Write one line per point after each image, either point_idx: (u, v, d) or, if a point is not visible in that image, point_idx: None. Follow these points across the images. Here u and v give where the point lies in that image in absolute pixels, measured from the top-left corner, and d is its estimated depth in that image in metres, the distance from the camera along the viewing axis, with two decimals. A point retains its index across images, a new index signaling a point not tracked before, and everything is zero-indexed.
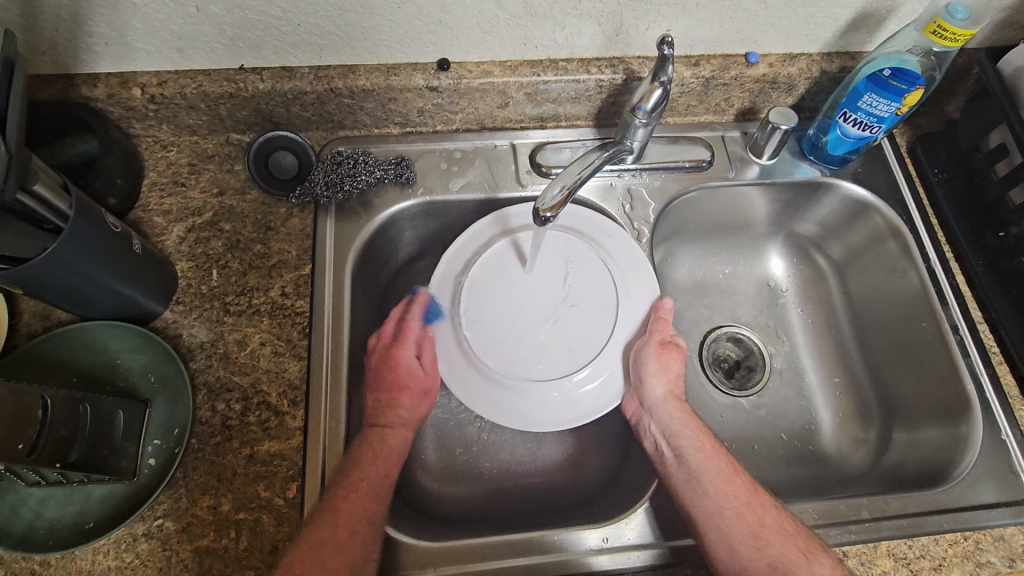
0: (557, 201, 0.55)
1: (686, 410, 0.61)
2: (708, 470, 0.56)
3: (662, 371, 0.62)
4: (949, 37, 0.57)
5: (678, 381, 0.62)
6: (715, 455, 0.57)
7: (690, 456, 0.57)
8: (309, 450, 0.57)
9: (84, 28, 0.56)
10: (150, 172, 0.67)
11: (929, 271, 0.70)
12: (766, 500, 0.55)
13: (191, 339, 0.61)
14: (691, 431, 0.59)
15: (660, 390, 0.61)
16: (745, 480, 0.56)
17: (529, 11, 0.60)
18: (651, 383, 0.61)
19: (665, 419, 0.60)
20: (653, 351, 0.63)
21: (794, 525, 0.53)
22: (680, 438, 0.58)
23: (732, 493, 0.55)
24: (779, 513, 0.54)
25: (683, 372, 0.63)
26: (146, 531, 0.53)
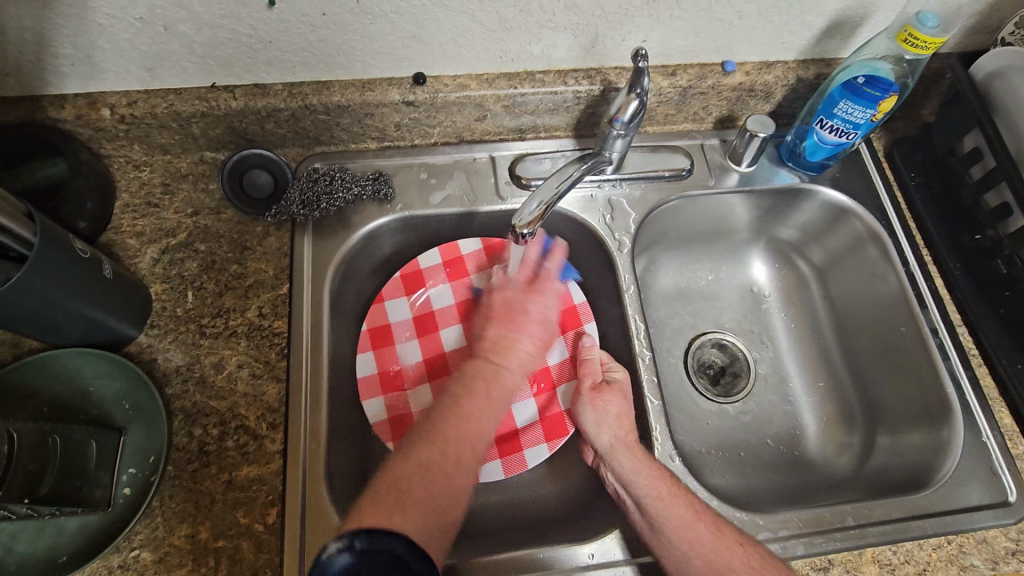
0: (535, 217, 0.55)
1: (640, 453, 0.60)
2: (670, 517, 0.55)
3: (604, 418, 0.63)
4: (919, 45, 0.58)
5: (621, 422, 0.63)
6: (675, 501, 0.56)
7: (652, 506, 0.56)
8: (288, 473, 0.56)
9: (49, 49, 0.55)
10: (122, 194, 0.66)
11: (907, 275, 0.71)
12: (732, 537, 0.54)
13: (167, 364, 0.60)
14: (646, 479, 0.57)
15: (607, 438, 0.62)
16: (709, 522, 0.55)
17: (504, 24, 0.60)
18: (595, 430, 0.63)
19: (622, 469, 0.59)
20: (587, 399, 0.65)
21: (765, 562, 0.53)
22: (637, 487, 0.57)
23: (698, 541, 0.54)
24: (746, 551, 0.53)
25: (625, 411, 0.64)
26: (122, 563, 0.52)
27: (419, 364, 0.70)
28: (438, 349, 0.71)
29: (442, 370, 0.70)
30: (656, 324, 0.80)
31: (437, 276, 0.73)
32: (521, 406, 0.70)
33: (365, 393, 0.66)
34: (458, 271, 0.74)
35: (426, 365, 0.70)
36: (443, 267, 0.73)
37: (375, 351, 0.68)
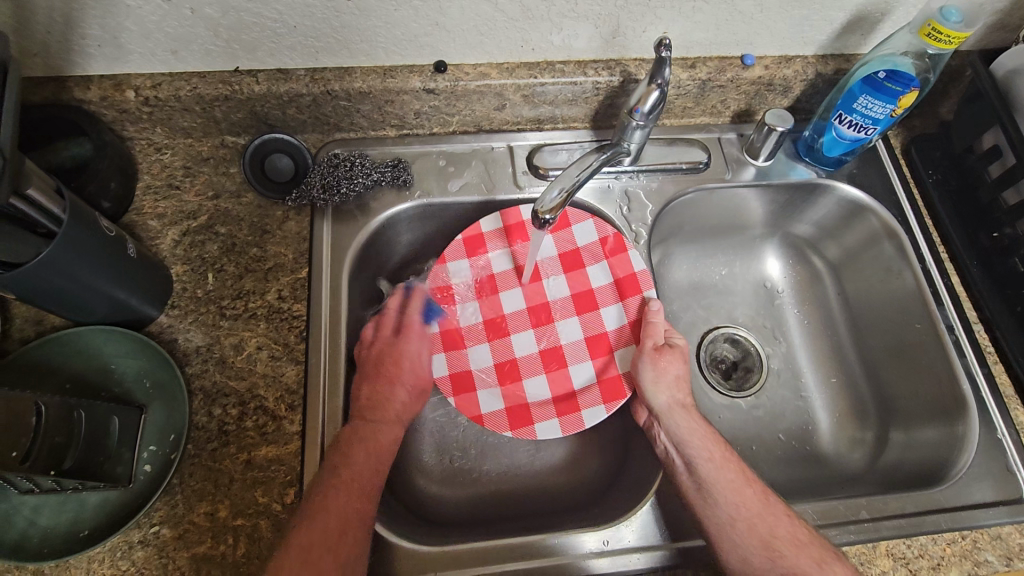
0: (556, 204, 0.56)
1: (696, 416, 0.60)
2: (720, 480, 0.55)
3: (661, 377, 0.61)
4: (942, 39, 0.58)
5: (679, 384, 0.62)
6: (727, 464, 0.56)
7: (701, 465, 0.56)
8: (306, 455, 0.57)
9: (77, 30, 0.56)
10: (143, 176, 0.67)
11: (924, 271, 0.71)
12: (778, 507, 0.54)
13: (188, 344, 0.60)
14: (699, 440, 0.58)
15: (663, 399, 0.60)
16: (757, 489, 0.55)
17: (527, 13, 0.60)
18: (652, 391, 0.61)
19: (676, 429, 0.59)
20: (648, 359, 0.62)
21: (806, 533, 0.53)
22: (690, 446, 0.58)
23: (745, 504, 0.54)
24: (791, 522, 0.54)
25: (682, 372, 0.62)
26: (141, 538, 0.52)
27: (477, 324, 0.68)
28: (499, 310, 0.69)
29: (502, 330, 0.68)
30: (670, 317, 0.80)
31: (496, 241, 0.70)
32: (580, 371, 0.66)
33: (431, 350, 0.66)
34: (517, 236, 0.70)
35: (487, 325, 0.68)
36: (502, 232, 0.70)
37: (434, 308, 0.68)
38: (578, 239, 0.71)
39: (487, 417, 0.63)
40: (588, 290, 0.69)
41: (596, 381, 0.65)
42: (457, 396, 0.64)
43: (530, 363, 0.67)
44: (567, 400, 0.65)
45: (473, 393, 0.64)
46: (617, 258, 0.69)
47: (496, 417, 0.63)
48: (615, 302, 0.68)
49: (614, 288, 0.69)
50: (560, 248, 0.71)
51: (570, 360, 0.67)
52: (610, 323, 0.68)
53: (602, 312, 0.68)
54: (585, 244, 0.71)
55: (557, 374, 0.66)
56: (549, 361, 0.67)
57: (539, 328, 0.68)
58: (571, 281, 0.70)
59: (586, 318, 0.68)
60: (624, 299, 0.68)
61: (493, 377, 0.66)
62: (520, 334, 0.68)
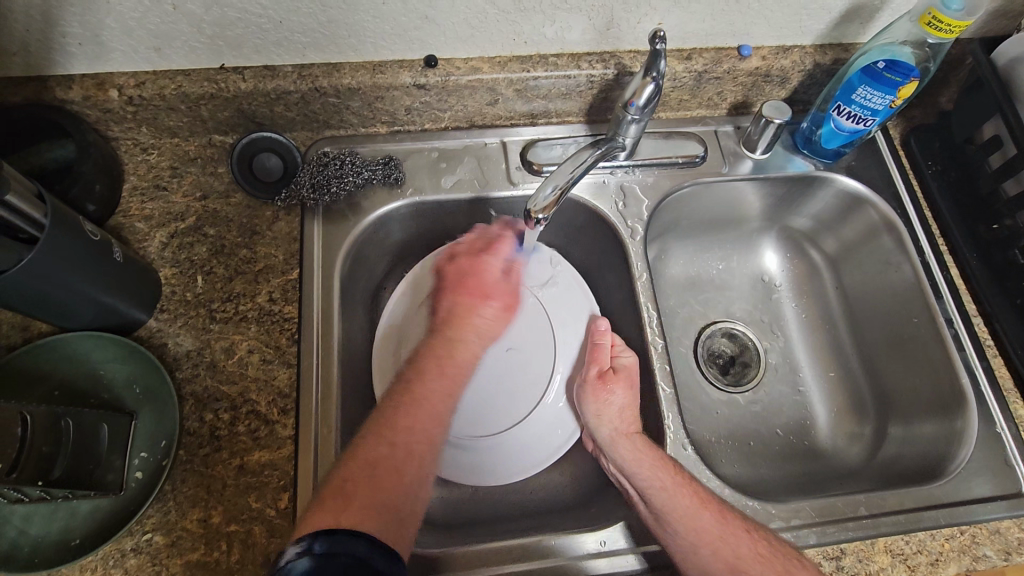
0: (549, 202, 0.55)
1: (641, 442, 0.58)
2: (671, 509, 0.54)
3: (603, 407, 0.61)
4: (944, 28, 0.56)
5: (624, 415, 0.61)
6: (678, 491, 0.55)
7: (653, 495, 0.55)
8: (299, 459, 0.56)
9: (56, 28, 0.54)
10: (129, 177, 0.65)
11: (923, 264, 0.70)
12: (736, 524, 0.53)
13: (177, 348, 0.59)
14: (647, 469, 0.56)
15: (606, 430, 0.60)
16: (713, 510, 0.54)
17: (518, 5, 0.59)
18: (598, 422, 0.61)
19: (619, 459, 0.58)
20: (591, 389, 0.62)
21: (768, 548, 0.52)
22: (636, 478, 0.56)
23: (703, 529, 0.53)
24: (752, 536, 0.53)
25: (628, 402, 0.61)
26: (134, 546, 0.52)
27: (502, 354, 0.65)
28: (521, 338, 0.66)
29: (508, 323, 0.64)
30: (667, 313, 0.79)
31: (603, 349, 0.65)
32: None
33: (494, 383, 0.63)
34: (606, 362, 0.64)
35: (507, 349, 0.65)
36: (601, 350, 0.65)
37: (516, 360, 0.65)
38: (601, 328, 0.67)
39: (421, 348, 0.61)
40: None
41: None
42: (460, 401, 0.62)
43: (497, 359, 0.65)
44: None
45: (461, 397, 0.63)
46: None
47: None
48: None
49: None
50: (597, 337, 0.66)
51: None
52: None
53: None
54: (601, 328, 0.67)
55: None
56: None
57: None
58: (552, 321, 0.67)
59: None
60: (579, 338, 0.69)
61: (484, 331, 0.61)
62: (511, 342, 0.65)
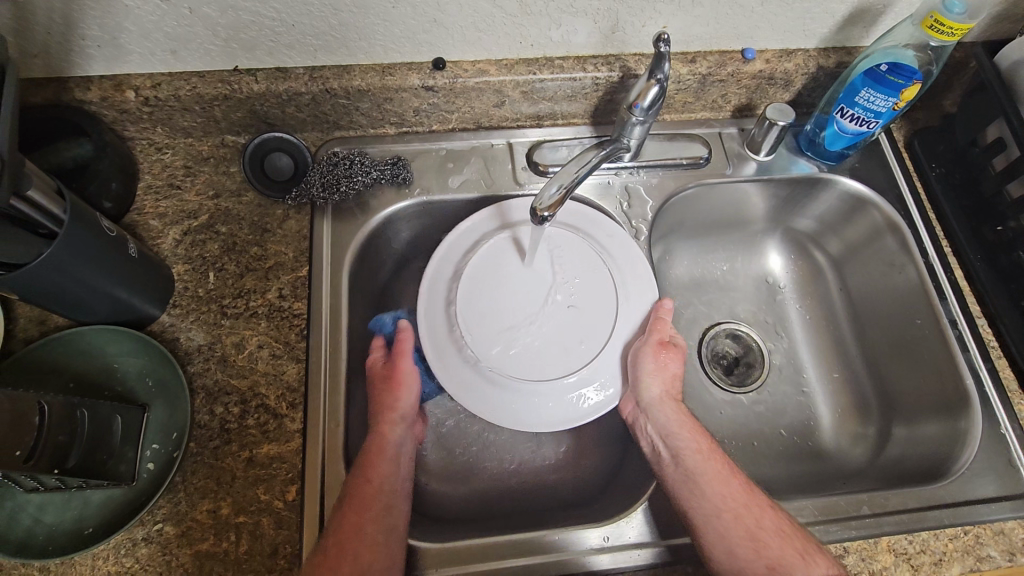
0: (554, 201, 0.55)
1: (682, 411, 0.61)
2: (705, 471, 0.55)
3: (659, 370, 0.61)
4: (945, 31, 0.57)
5: (673, 381, 0.62)
6: (712, 457, 0.57)
7: (688, 457, 0.57)
8: (307, 452, 0.57)
9: (76, 31, 0.56)
10: (144, 176, 0.67)
11: (927, 266, 0.70)
12: (762, 498, 0.54)
13: (189, 343, 0.60)
14: (687, 432, 0.58)
15: (655, 390, 0.61)
16: (742, 481, 0.55)
17: (525, 9, 0.60)
18: (649, 382, 0.61)
19: (661, 420, 0.60)
20: (650, 351, 0.62)
21: (792, 525, 0.53)
22: (678, 439, 0.58)
23: (730, 495, 0.54)
24: (776, 513, 0.54)
25: (679, 372, 0.63)
26: (145, 535, 0.53)
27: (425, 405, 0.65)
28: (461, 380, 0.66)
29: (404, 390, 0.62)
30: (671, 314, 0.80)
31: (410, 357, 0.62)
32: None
33: None
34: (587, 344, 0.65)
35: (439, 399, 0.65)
36: None
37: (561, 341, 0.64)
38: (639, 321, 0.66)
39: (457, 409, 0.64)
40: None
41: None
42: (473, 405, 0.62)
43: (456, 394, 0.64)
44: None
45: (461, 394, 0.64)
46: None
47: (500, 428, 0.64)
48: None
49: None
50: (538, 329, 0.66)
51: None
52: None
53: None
54: None
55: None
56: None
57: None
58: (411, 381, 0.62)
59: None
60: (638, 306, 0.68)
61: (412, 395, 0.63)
62: None
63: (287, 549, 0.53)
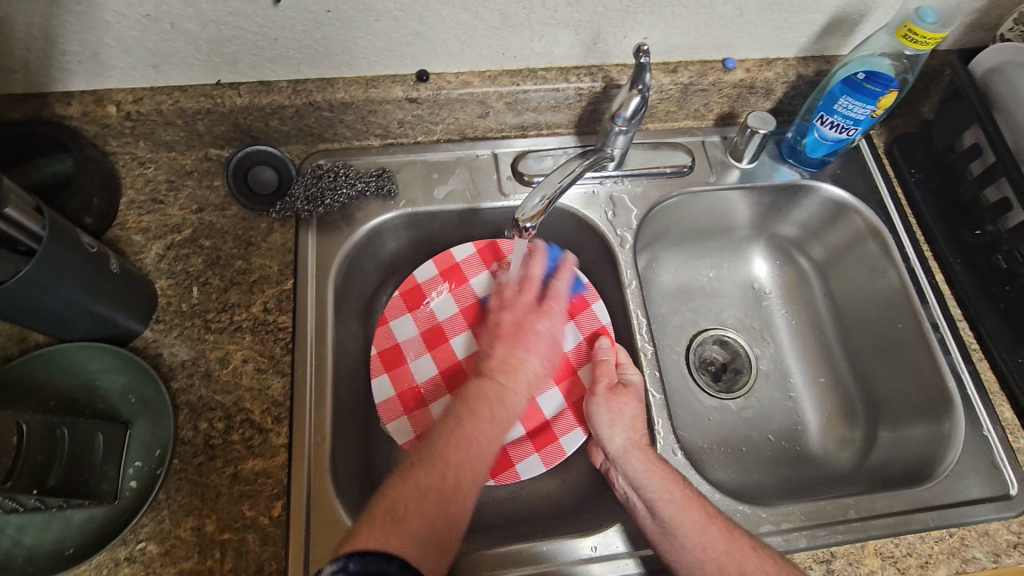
0: (538, 211, 0.56)
1: (653, 456, 0.58)
2: (681, 521, 0.54)
3: (616, 419, 0.61)
4: (920, 41, 0.58)
5: (635, 424, 0.61)
6: (689, 504, 0.55)
7: (662, 508, 0.55)
8: (293, 467, 0.56)
9: (57, 46, 0.56)
10: (127, 190, 0.67)
11: (908, 270, 0.71)
12: (744, 541, 0.53)
13: (172, 358, 0.60)
14: (659, 482, 0.56)
15: (619, 440, 0.60)
16: (721, 526, 0.54)
17: (507, 21, 0.60)
18: (608, 433, 0.60)
19: (631, 471, 0.57)
20: (602, 400, 0.62)
21: (777, 566, 0.51)
22: (647, 489, 0.56)
23: (710, 544, 0.52)
24: (758, 553, 0.52)
25: (638, 413, 0.62)
26: (128, 555, 0.52)
27: None
28: (454, 357, 0.69)
29: None
30: (658, 321, 0.80)
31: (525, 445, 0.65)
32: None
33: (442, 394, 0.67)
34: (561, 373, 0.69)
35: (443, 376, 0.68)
36: None
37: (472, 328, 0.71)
38: None
39: None
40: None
41: (480, 351, 0.70)
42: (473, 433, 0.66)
43: None
44: (437, 339, 0.70)
45: (466, 382, 0.68)
46: None
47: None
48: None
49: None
50: None
51: (491, 312, 0.72)
52: (422, 276, 0.72)
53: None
54: None
55: (421, 313, 0.71)
56: (471, 317, 0.71)
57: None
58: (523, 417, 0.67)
59: (457, 291, 0.72)
60: (575, 316, 0.71)
61: None
62: None
63: (273, 566, 0.53)
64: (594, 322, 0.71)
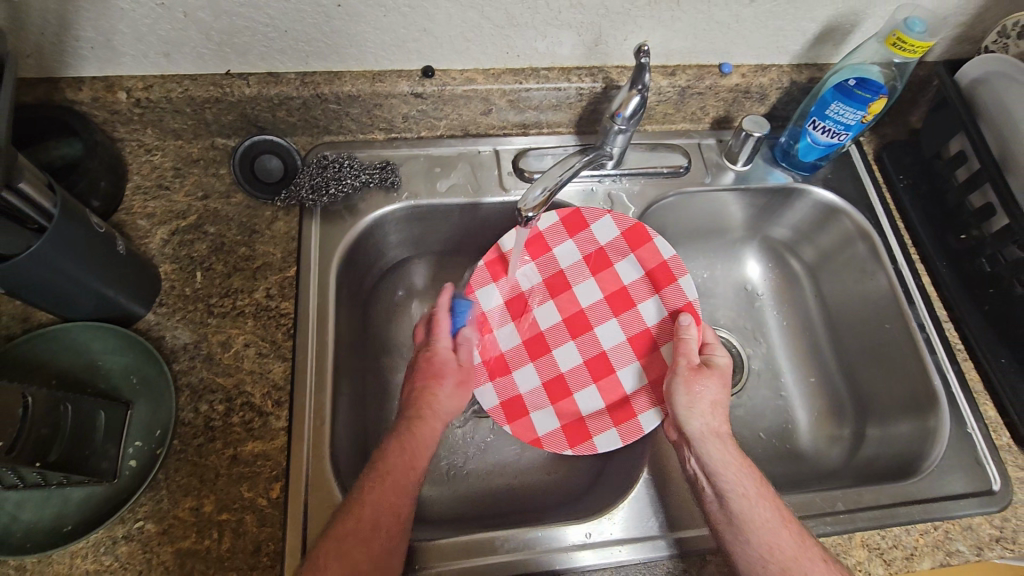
0: (539, 202, 0.57)
1: (730, 447, 0.58)
2: (752, 516, 0.53)
3: (696, 401, 0.60)
4: (908, 49, 0.60)
5: (714, 410, 0.60)
6: (761, 502, 0.54)
7: (732, 500, 0.54)
8: (292, 449, 0.57)
9: (70, 32, 0.57)
10: (133, 176, 0.68)
11: (896, 272, 0.73)
12: (815, 551, 0.52)
13: (174, 341, 0.61)
14: (734, 473, 0.56)
15: (698, 423, 0.59)
16: (793, 530, 0.53)
17: (512, 20, 0.62)
18: (687, 413, 0.60)
19: (707, 456, 0.57)
20: (684, 379, 0.62)
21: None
22: (721, 479, 0.56)
23: (777, 544, 0.52)
24: (828, 567, 0.51)
25: (718, 396, 0.61)
26: (125, 533, 0.53)
27: (537, 389, 0.68)
28: (538, 328, 0.71)
29: (564, 393, 0.68)
30: None
31: (603, 420, 0.66)
32: (604, 331, 0.71)
33: (522, 362, 0.70)
34: (641, 348, 0.70)
35: (528, 345, 0.70)
36: (629, 344, 0.70)
37: (554, 299, 0.72)
38: (623, 277, 0.73)
39: (546, 439, 0.65)
40: (598, 250, 0.73)
41: (564, 322, 0.71)
42: (553, 404, 0.68)
43: (577, 376, 0.69)
44: (521, 308, 0.72)
45: (550, 353, 0.70)
46: (643, 248, 0.72)
47: (554, 437, 0.65)
48: (624, 255, 0.73)
49: (646, 280, 0.72)
50: (626, 331, 0.71)
51: (575, 282, 0.73)
52: (506, 244, 0.71)
53: (617, 268, 0.73)
54: (612, 348, 0.70)
55: (506, 283, 0.72)
56: (554, 289, 0.73)
57: (599, 276, 0.73)
58: (603, 391, 0.68)
59: (541, 260, 0.73)
60: (660, 289, 0.72)
61: (567, 387, 0.69)
62: (605, 326, 0.71)
63: (270, 546, 0.53)
64: (680, 298, 0.70)
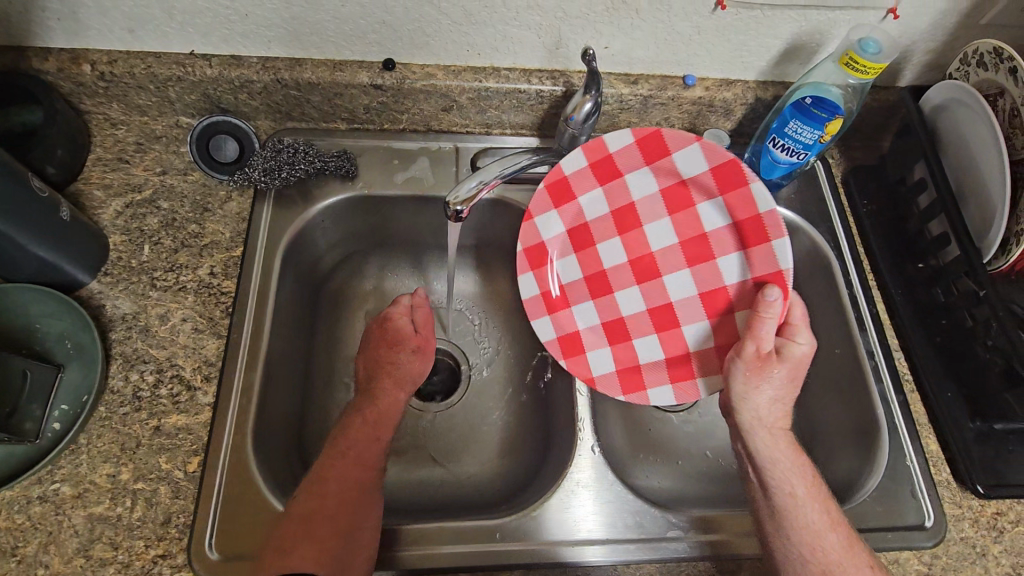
0: (470, 196, 0.57)
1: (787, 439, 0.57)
2: (796, 517, 0.54)
3: (756, 392, 0.56)
4: (860, 69, 0.59)
5: (773, 403, 0.57)
6: (812, 502, 0.55)
7: (777, 494, 0.55)
8: (215, 426, 0.58)
9: (37, 3, 0.59)
10: (95, 148, 0.69)
11: (850, 297, 0.72)
12: (862, 559, 0.53)
13: (114, 311, 0.62)
14: (784, 470, 0.56)
15: (757, 413, 0.57)
16: (841, 535, 0.54)
17: (470, 18, 0.63)
18: (745, 400, 0.57)
19: (760, 446, 0.57)
20: (746, 368, 0.56)
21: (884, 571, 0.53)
22: (771, 473, 0.56)
23: (820, 547, 0.53)
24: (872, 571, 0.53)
25: (780, 389, 0.57)
26: (41, 494, 0.53)
27: (596, 327, 0.68)
28: (600, 266, 0.69)
29: (622, 336, 0.68)
30: None
31: (657, 372, 0.66)
32: (675, 280, 0.66)
33: (582, 297, 0.69)
34: (713, 304, 0.65)
35: (587, 281, 0.69)
36: (699, 298, 0.65)
37: (621, 235, 0.68)
38: (704, 221, 0.64)
39: (600, 379, 0.67)
40: (678, 183, 0.64)
41: (628, 264, 0.68)
42: (611, 344, 0.68)
43: (639, 321, 0.67)
44: (585, 240, 0.69)
45: (611, 293, 0.68)
46: (733, 193, 0.61)
47: (607, 380, 0.67)
48: (710, 195, 0.63)
49: (732, 231, 0.63)
50: (700, 285, 0.65)
51: (646, 220, 0.66)
52: (570, 169, 0.65)
53: (697, 209, 0.64)
54: (680, 300, 0.66)
55: (569, 210, 0.67)
56: (622, 223, 0.67)
57: (676, 216, 0.65)
58: (664, 344, 0.66)
59: (610, 188, 0.66)
60: (747, 246, 0.62)
61: (626, 331, 0.68)
62: (676, 275, 0.66)
63: (182, 518, 0.54)
64: (770, 264, 0.60)
